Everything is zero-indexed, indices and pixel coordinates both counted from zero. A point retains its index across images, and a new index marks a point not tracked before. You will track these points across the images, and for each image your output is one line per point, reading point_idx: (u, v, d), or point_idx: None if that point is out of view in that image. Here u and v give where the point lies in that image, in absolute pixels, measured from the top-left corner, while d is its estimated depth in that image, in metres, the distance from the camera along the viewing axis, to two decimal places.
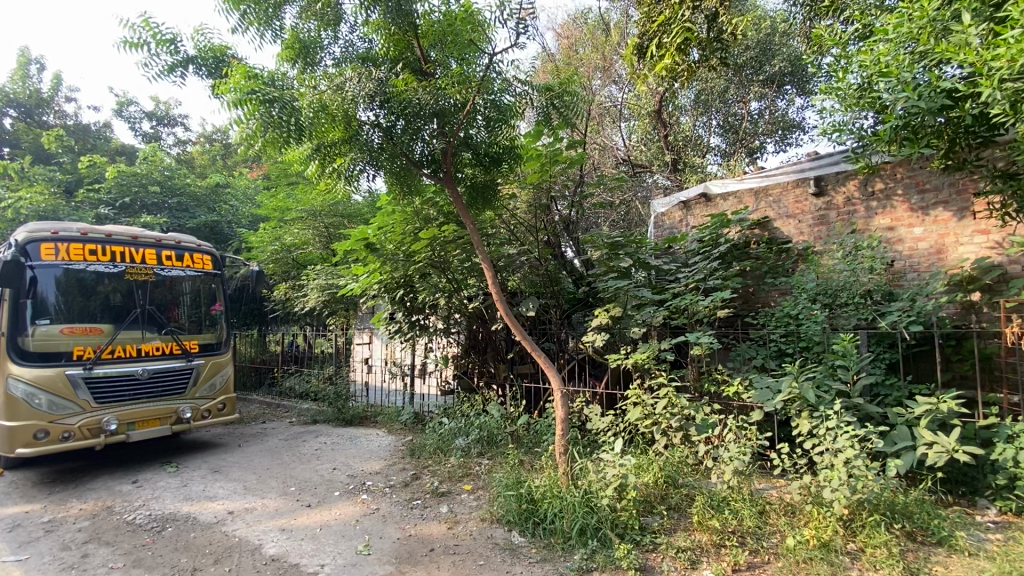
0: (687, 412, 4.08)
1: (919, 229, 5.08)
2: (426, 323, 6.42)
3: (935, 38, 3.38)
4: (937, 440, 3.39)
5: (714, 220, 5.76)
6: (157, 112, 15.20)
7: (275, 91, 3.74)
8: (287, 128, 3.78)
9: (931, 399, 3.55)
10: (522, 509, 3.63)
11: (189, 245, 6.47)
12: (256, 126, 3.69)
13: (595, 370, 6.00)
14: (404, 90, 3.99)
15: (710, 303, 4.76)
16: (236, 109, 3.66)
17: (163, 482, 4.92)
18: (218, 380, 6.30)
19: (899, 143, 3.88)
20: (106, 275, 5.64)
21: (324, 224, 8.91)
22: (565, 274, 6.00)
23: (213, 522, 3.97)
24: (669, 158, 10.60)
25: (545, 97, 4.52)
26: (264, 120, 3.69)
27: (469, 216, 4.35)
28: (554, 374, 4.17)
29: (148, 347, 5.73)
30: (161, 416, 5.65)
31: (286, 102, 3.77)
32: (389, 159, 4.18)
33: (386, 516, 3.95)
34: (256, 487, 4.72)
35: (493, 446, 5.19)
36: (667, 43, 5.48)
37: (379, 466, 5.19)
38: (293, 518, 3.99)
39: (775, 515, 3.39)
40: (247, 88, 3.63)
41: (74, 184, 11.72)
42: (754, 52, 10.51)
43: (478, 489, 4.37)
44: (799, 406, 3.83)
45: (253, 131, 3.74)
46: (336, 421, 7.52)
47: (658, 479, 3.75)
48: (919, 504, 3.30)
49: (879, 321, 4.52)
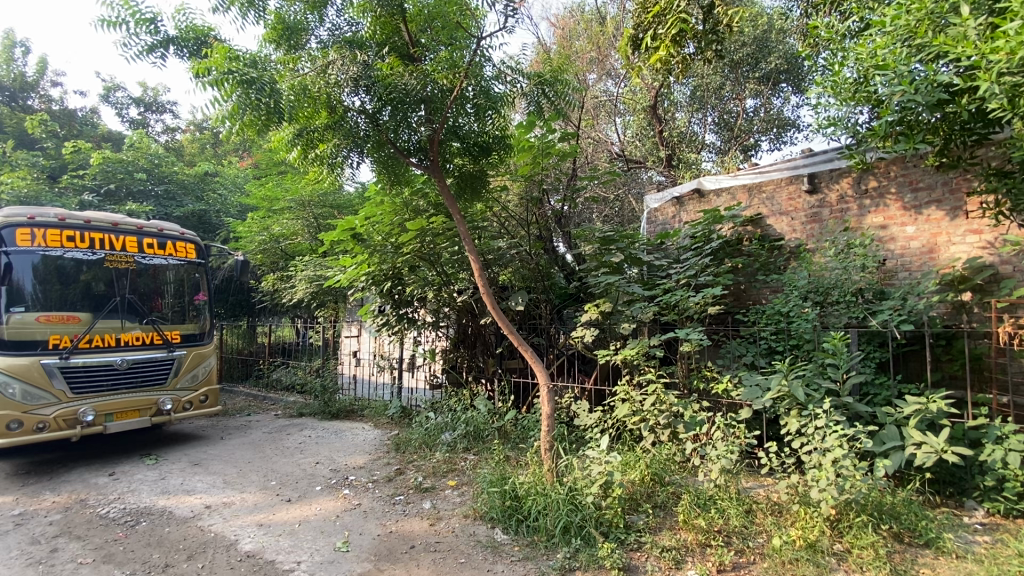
0: (675, 409, 4.09)
1: (911, 228, 5.05)
2: (414, 316, 6.31)
3: (932, 30, 3.23)
4: (926, 440, 3.37)
5: (706, 216, 5.67)
6: (144, 98, 14.92)
7: (252, 72, 3.58)
8: (271, 113, 3.66)
9: (921, 398, 3.52)
10: (505, 506, 3.56)
11: (172, 233, 6.32)
12: (233, 106, 3.59)
13: (585, 366, 5.93)
14: (390, 74, 3.85)
15: (700, 299, 4.74)
16: (213, 89, 3.56)
17: (141, 475, 4.81)
18: (201, 371, 6.19)
19: (895, 140, 3.79)
20: (85, 263, 5.48)
21: (313, 215, 8.79)
22: (557, 269, 5.89)
23: (189, 517, 3.88)
24: (663, 154, 10.53)
25: (535, 85, 4.34)
26: (244, 102, 3.59)
27: (457, 206, 4.22)
28: (541, 369, 4.08)
29: (127, 336, 5.61)
30: (141, 407, 5.53)
31: (266, 83, 3.61)
32: (375, 146, 4.09)
33: (367, 512, 3.87)
34: (235, 480, 4.62)
35: (479, 442, 5.12)
36: (662, 34, 5.37)
37: (363, 461, 5.10)
38: (272, 513, 3.90)
39: (762, 515, 3.34)
40: (222, 66, 3.50)
41: (57, 170, 11.49)
42: (751, 49, 10.43)
43: (463, 484, 4.29)
44: (788, 404, 3.77)
45: (233, 113, 3.65)
46: (323, 415, 7.41)
47: (645, 477, 3.69)
48: (908, 505, 3.26)
49: (870, 320, 4.48)
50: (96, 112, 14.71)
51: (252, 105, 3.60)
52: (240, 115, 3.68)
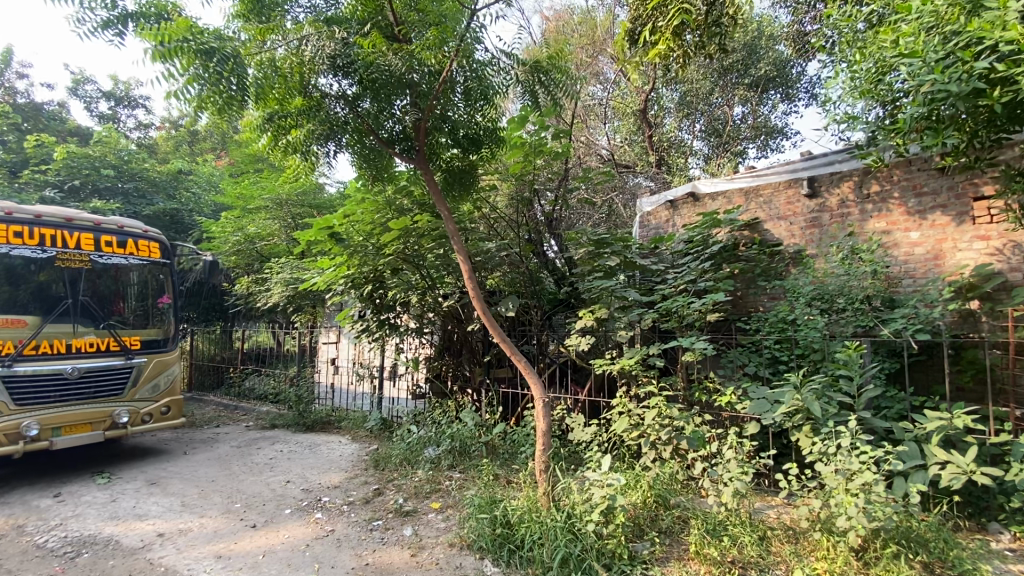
0: (677, 424, 3.75)
1: (916, 234, 4.85)
2: (396, 322, 5.96)
3: (968, 15, 3.06)
4: (952, 459, 3.05)
5: (704, 219, 5.40)
6: (115, 92, 14.27)
7: (211, 41, 3.20)
8: (231, 89, 3.30)
9: (944, 413, 3.22)
10: (495, 534, 3.19)
11: (134, 230, 5.81)
12: (189, 80, 3.20)
13: (578, 376, 5.64)
14: (373, 52, 3.47)
15: (702, 306, 4.42)
16: (165, 62, 3.12)
17: (89, 497, 4.34)
18: (163, 381, 5.71)
19: (916, 135, 3.51)
20: (34, 261, 4.97)
21: (290, 215, 8.41)
22: (546, 274, 5.55)
23: (139, 547, 3.44)
24: (653, 158, 10.32)
25: (527, 72, 3.99)
26: (202, 75, 3.20)
27: (445, 201, 3.88)
28: (535, 382, 3.70)
29: (79, 342, 5.12)
30: (94, 421, 5.06)
31: (228, 56, 3.24)
32: (356, 134, 3.72)
33: (340, 541, 3.47)
34: (195, 503, 4.18)
35: (465, 459, 4.73)
36: (662, 26, 5.13)
37: (338, 479, 4.68)
38: (233, 543, 3.48)
39: (778, 543, 3.04)
40: (176, 34, 3.10)
41: (19, 165, 10.81)
42: (741, 54, 10.26)
43: (447, 507, 3.91)
44: (801, 420, 3.48)
45: (188, 87, 3.25)
46: (297, 427, 6.95)
47: (647, 499, 3.41)
48: (938, 532, 2.96)
49: (880, 329, 4.25)
50: (65, 107, 13.98)
51: (209, 79, 3.23)
52: (198, 90, 3.28)
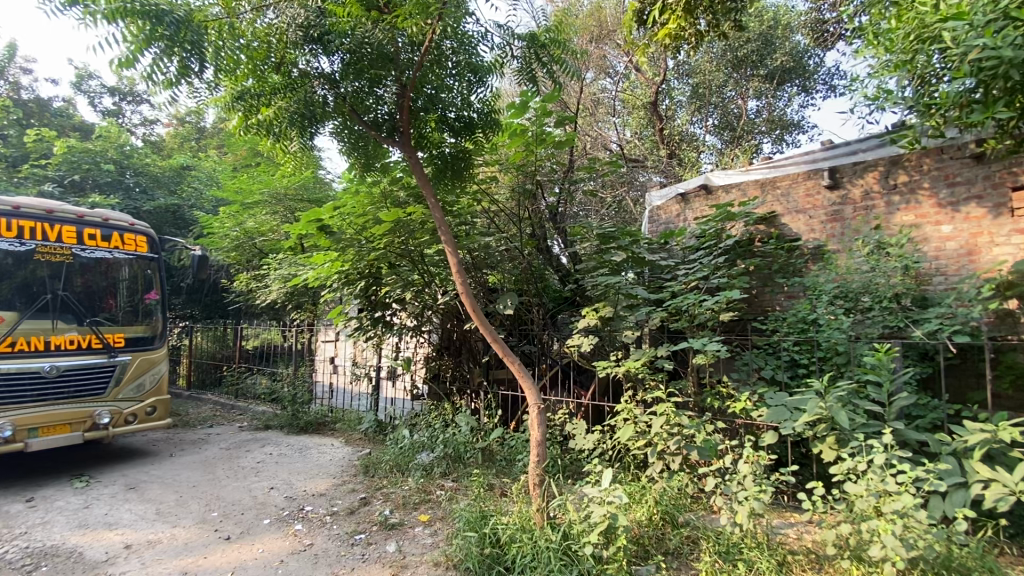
0: (688, 434, 3.40)
1: (947, 227, 4.46)
2: (392, 319, 5.67)
3: None
4: (998, 478, 2.65)
5: (716, 212, 5.02)
6: (120, 87, 14.12)
7: (160, 3, 2.97)
8: (188, 59, 3.13)
9: (989, 425, 2.82)
10: (483, 555, 2.89)
11: (120, 223, 5.60)
12: (140, 45, 3.00)
13: (581, 378, 5.32)
14: (348, 21, 3.16)
15: (715, 305, 4.04)
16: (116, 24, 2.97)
17: (61, 503, 4.11)
18: (148, 381, 5.48)
19: (959, 111, 3.15)
20: (11, 254, 4.73)
21: (288, 209, 8.11)
22: (551, 271, 5.27)
23: (101, 561, 3.19)
24: (664, 152, 9.95)
25: (525, 48, 3.70)
26: (155, 41, 3.02)
27: (432, 189, 3.56)
28: (530, 388, 3.39)
29: (59, 340, 4.89)
30: (73, 421, 4.86)
31: (180, 18, 3.05)
32: (340, 118, 3.48)
33: (318, 556, 3.20)
34: (171, 512, 3.93)
35: (459, 466, 4.43)
36: (672, 4, 4.72)
37: (325, 486, 4.42)
38: (202, 557, 3.22)
39: (799, 570, 2.71)
40: None
41: (19, 159, 10.68)
42: (756, 44, 9.84)
43: (437, 520, 3.63)
44: (826, 432, 3.12)
45: (140, 55, 3.05)
46: (290, 428, 6.74)
47: (653, 516, 3.11)
48: (981, 559, 2.61)
49: (911, 330, 3.87)
50: (70, 103, 13.87)
51: (161, 47, 3.07)
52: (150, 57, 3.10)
